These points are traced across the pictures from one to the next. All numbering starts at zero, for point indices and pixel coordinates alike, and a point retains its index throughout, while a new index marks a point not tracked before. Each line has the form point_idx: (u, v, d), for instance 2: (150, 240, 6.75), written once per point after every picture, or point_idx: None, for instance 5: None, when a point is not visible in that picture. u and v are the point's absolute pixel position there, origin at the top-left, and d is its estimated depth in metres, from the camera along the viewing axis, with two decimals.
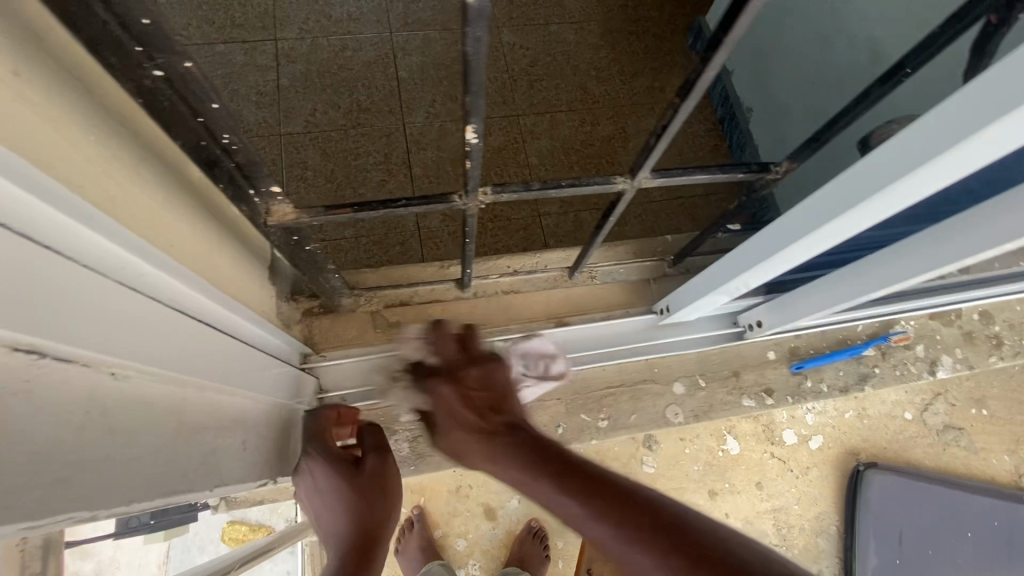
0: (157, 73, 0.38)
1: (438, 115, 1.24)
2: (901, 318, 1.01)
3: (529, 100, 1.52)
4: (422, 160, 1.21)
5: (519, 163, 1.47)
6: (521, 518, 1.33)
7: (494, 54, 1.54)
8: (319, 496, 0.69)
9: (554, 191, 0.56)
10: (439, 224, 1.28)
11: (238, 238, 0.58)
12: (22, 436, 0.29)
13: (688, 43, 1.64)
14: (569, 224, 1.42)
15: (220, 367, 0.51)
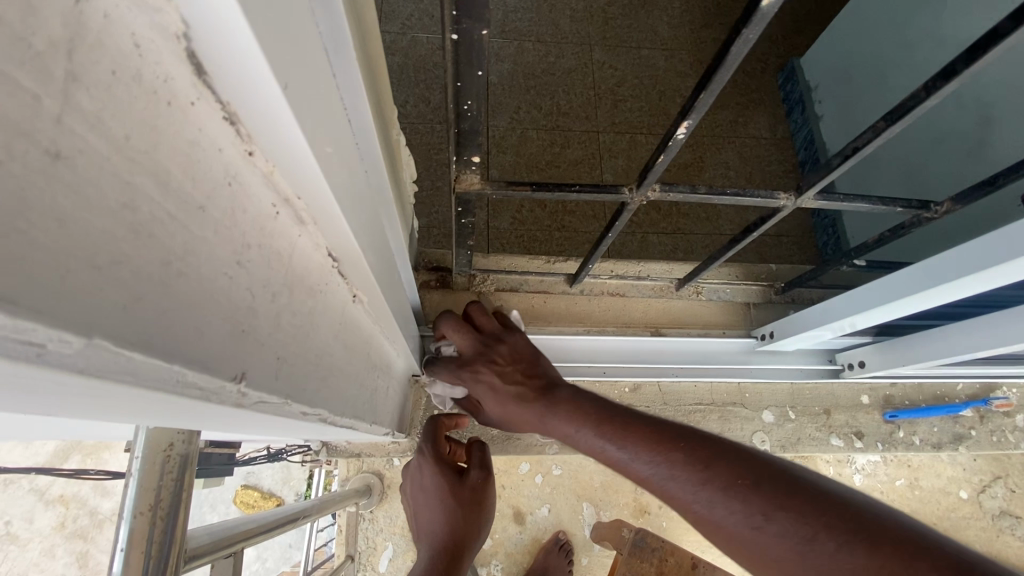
0: (454, 36, 0.37)
1: (519, 121, 1.51)
2: (1005, 383, 1.00)
3: (611, 119, 1.56)
4: (500, 162, 1.46)
5: (592, 177, 1.49)
6: (549, 528, 1.36)
7: (584, 70, 1.59)
8: (422, 499, 0.70)
9: (717, 198, 0.59)
10: (509, 225, 1.38)
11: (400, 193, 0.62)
12: (314, 330, 0.32)
13: (779, 82, 1.65)
14: (635, 244, 1.44)
15: (395, 313, 0.55)
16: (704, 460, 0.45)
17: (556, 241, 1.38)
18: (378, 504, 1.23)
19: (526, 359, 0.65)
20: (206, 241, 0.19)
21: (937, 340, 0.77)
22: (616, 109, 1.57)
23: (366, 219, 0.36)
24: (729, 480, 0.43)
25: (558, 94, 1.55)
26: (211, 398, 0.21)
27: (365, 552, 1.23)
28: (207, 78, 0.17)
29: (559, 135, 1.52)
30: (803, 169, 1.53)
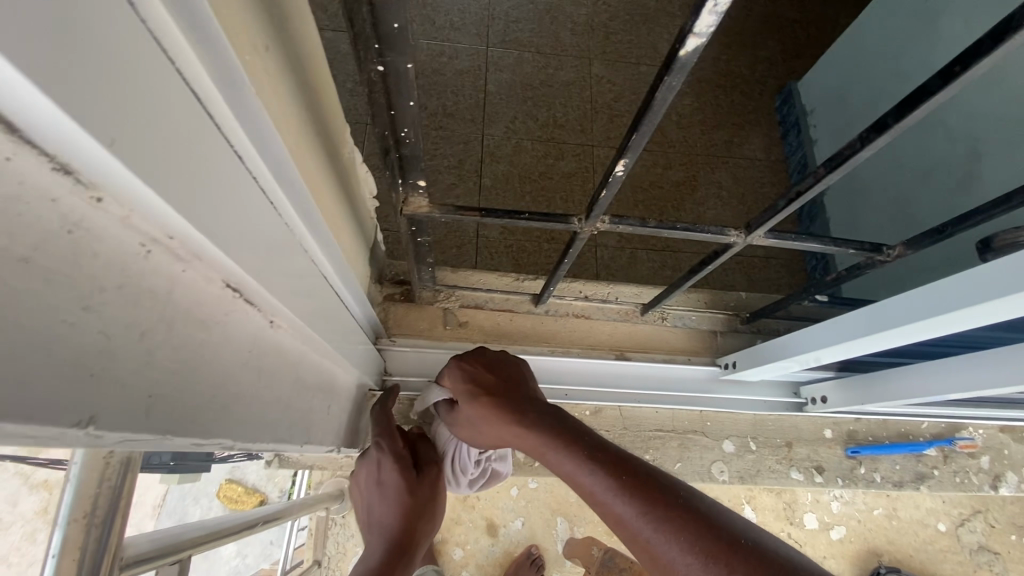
0: (379, 69, 0.37)
1: (516, 132, 1.51)
2: (970, 424, 0.99)
3: (605, 134, 1.55)
4: (493, 172, 1.46)
5: (585, 191, 1.48)
6: (521, 542, 1.35)
7: (579, 84, 1.59)
8: (377, 495, 0.69)
9: (668, 232, 0.58)
10: (499, 236, 1.38)
11: (353, 210, 0.62)
12: (210, 361, 0.32)
13: (775, 105, 1.65)
14: (623, 259, 1.44)
15: (337, 333, 0.55)
16: (669, 502, 0.45)
17: (544, 253, 1.38)
18: (348, 510, 1.22)
19: (516, 379, 0.68)
20: (32, 290, 0.19)
21: (899, 379, 0.77)
22: (613, 123, 1.57)
23: (280, 248, 0.36)
24: (689, 523, 0.43)
25: (555, 106, 1.55)
26: (47, 443, 0.21)
27: (330, 558, 1.22)
28: (21, 132, 0.17)
29: (553, 148, 1.52)
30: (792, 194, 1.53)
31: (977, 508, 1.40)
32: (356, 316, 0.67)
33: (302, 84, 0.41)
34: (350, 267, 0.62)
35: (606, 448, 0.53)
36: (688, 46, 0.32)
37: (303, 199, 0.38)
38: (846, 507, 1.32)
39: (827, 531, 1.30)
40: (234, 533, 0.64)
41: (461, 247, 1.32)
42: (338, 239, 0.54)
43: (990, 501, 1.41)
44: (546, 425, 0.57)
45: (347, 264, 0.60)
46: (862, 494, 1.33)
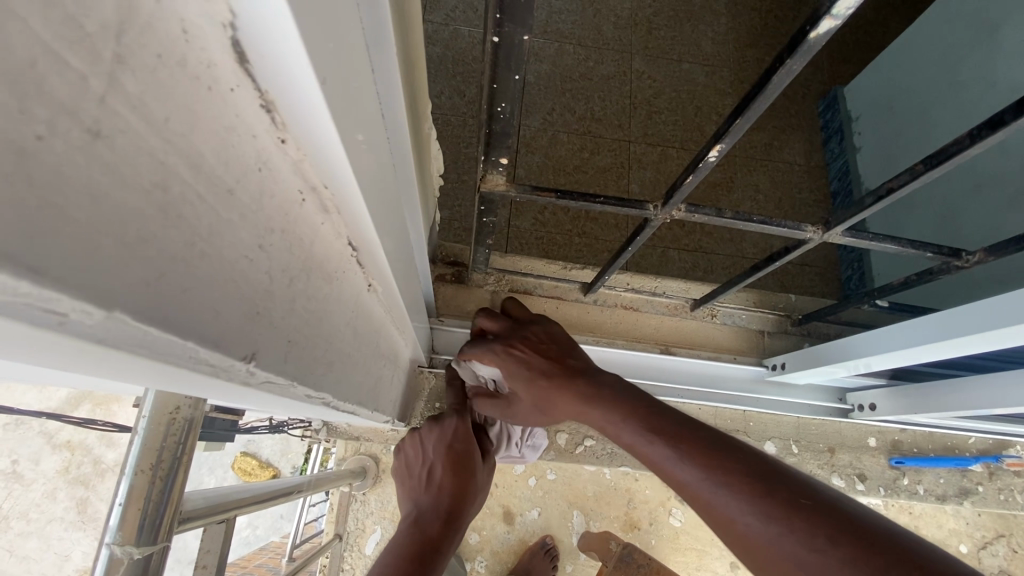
0: (495, 40, 0.37)
1: (552, 123, 1.51)
2: (1019, 442, 0.97)
3: (643, 130, 1.55)
4: (528, 162, 1.47)
5: (618, 187, 1.49)
6: (536, 532, 1.36)
7: (621, 78, 1.57)
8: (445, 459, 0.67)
9: (744, 224, 0.58)
10: (529, 226, 1.38)
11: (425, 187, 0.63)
12: (328, 315, 0.33)
13: (819, 109, 1.62)
14: (654, 258, 1.43)
15: (409, 305, 0.56)
16: (737, 465, 0.43)
17: (575, 246, 1.38)
18: (370, 487, 1.24)
19: (558, 345, 0.63)
20: (232, 224, 0.19)
21: (955, 390, 0.76)
22: (650, 120, 1.56)
23: (390, 215, 0.37)
24: (758, 484, 0.41)
25: (593, 100, 1.54)
26: (220, 375, 0.21)
27: (353, 532, 1.25)
28: (247, 65, 0.17)
29: (589, 141, 1.51)
30: (834, 200, 1.50)
31: (1000, 532, 1.37)
32: (420, 290, 0.68)
33: (413, 55, 0.41)
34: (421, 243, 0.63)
35: (670, 416, 0.49)
36: (820, 28, 0.33)
37: (410, 163, 0.39)
38: None
39: None
40: (272, 501, 0.65)
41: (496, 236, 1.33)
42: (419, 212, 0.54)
43: (1016, 525, 1.38)
44: (601, 393, 0.55)
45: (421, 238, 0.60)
46: (885, 509, 1.31)
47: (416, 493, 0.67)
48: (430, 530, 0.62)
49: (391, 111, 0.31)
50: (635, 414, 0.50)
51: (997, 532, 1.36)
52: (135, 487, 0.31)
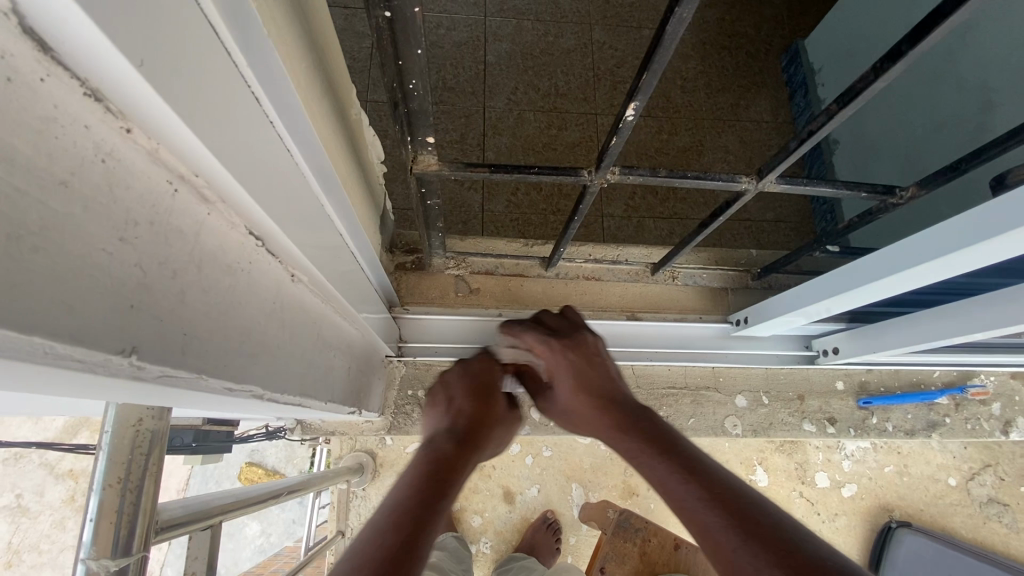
0: (386, 14, 0.37)
1: (517, 103, 1.50)
2: (982, 371, 0.99)
3: (609, 101, 1.53)
4: (496, 144, 1.45)
5: (588, 160, 1.47)
6: (537, 508, 1.39)
7: (582, 51, 1.56)
8: (468, 390, 0.67)
9: (678, 181, 0.58)
10: (504, 208, 1.38)
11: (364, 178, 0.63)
12: (238, 307, 0.33)
13: (781, 64, 1.63)
14: (630, 228, 1.43)
15: (352, 293, 0.56)
16: (759, 525, 0.44)
17: (551, 225, 1.38)
18: (370, 481, 1.26)
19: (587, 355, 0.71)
20: (76, 217, 0.20)
21: (909, 327, 0.77)
22: (615, 91, 1.54)
23: (299, 201, 0.37)
24: (778, 543, 0.42)
25: (556, 76, 1.53)
26: (97, 370, 0.21)
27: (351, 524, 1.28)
28: (53, 53, 0.17)
29: (556, 118, 1.51)
30: (805, 154, 1.56)
31: (987, 462, 1.41)
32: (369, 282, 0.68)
33: (311, 39, 0.41)
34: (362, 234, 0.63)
35: (699, 463, 0.51)
36: None
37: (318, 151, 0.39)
38: (857, 465, 1.36)
39: (839, 489, 1.35)
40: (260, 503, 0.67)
41: (469, 223, 1.34)
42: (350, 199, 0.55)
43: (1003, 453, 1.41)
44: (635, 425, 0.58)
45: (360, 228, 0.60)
46: (874, 451, 1.36)
47: (444, 421, 0.65)
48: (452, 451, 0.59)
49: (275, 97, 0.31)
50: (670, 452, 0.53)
51: (984, 462, 1.39)
52: (105, 501, 0.31)
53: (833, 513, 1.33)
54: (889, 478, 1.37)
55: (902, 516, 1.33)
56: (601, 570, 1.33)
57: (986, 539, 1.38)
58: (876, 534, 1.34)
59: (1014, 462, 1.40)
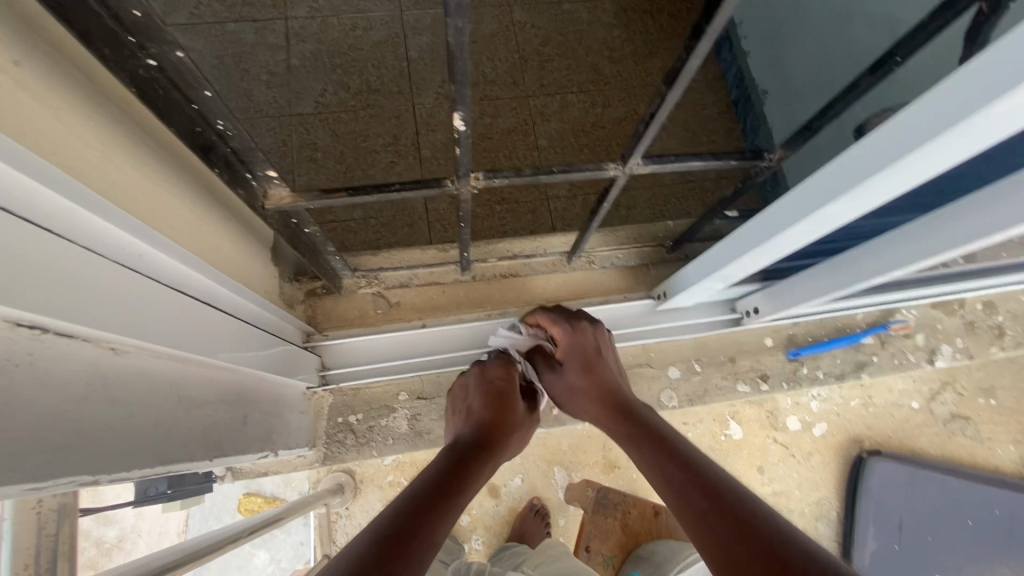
0: (150, 63, 0.38)
1: (445, 96, 1.50)
2: (901, 307, 1.03)
3: (539, 81, 1.51)
4: (432, 141, 1.47)
5: (527, 145, 1.47)
6: (523, 496, 1.40)
7: (505, 34, 1.53)
8: (486, 384, 0.77)
9: (546, 177, 0.58)
10: (447, 207, 1.42)
11: (233, 216, 0.65)
12: (29, 401, 0.34)
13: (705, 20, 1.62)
14: (576, 208, 1.46)
15: (221, 337, 0.58)
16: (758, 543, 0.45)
17: (497, 215, 1.43)
18: (353, 501, 1.24)
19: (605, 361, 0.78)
20: None
21: (813, 279, 0.79)
22: (543, 70, 1.52)
23: (85, 277, 0.38)
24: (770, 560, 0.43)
25: (482, 62, 1.50)
26: None
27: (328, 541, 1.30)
28: None
29: (487, 106, 1.48)
30: (736, 108, 1.54)
31: (946, 380, 1.39)
32: (246, 322, 0.68)
33: (112, 102, 0.44)
34: (234, 274, 0.66)
35: (720, 487, 0.53)
36: None
37: (97, 221, 0.40)
38: (825, 404, 1.33)
39: (809, 430, 1.33)
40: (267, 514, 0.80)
41: (413, 226, 1.37)
42: (206, 243, 0.58)
43: (961, 372, 1.40)
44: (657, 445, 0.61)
45: (225, 270, 0.63)
46: (838, 387, 1.33)
47: (466, 419, 0.73)
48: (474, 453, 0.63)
49: (20, 191, 0.33)
50: (700, 475, 0.55)
51: (944, 381, 1.37)
52: None
53: (805, 453, 1.31)
54: (856, 412, 1.35)
55: (873, 447, 1.31)
56: (586, 549, 1.42)
57: (953, 453, 1.37)
58: (849, 468, 1.33)
59: (975, 378, 1.39)
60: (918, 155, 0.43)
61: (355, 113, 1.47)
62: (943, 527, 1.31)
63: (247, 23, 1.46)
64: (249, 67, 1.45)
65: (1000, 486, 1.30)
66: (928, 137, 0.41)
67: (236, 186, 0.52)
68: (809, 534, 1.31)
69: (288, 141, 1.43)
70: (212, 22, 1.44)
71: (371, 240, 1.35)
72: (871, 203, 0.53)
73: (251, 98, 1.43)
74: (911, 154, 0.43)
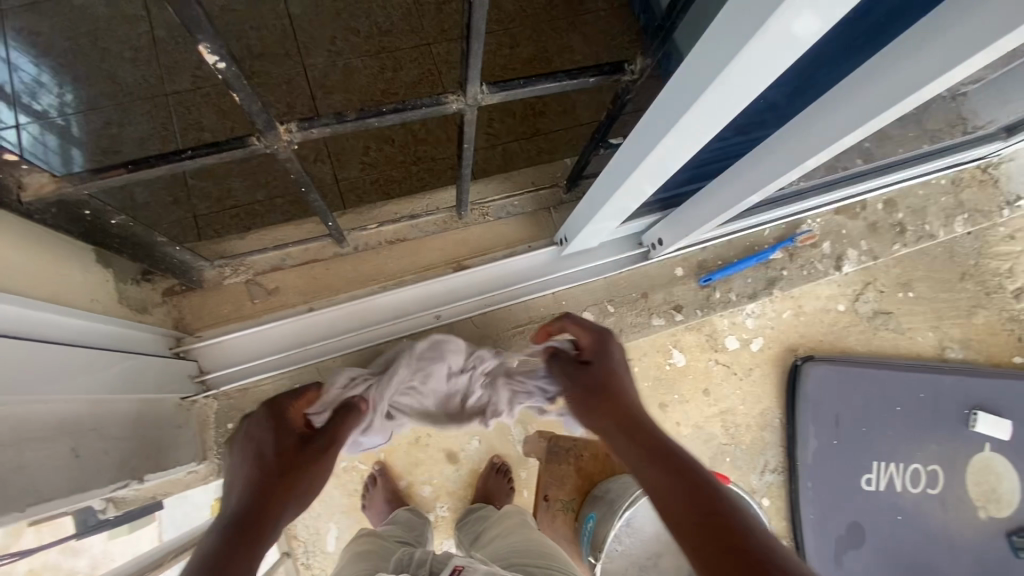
0: None
1: (339, 53, 1.34)
2: (806, 218, 1.03)
3: (438, 26, 1.39)
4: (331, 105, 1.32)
5: None
6: (482, 458, 1.36)
7: None
8: (267, 433, 0.66)
9: (377, 117, 0.54)
10: (360, 173, 1.30)
11: (24, 221, 0.55)
12: None
13: None
14: (497, 158, 1.36)
15: (30, 366, 0.49)
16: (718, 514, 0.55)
17: (415, 177, 1.32)
18: None
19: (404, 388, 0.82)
20: None
21: (709, 200, 0.76)
22: (442, 12, 1.39)
23: None
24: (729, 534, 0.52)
25: (374, 11, 1.37)
26: None
27: (284, 538, 1.24)
28: None
29: (387, 59, 1.36)
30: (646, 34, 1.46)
31: (867, 281, 1.38)
32: (73, 341, 0.59)
33: None
34: (38, 290, 0.56)
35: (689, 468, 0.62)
36: None
37: None
38: (761, 320, 1.33)
39: (749, 344, 1.33)
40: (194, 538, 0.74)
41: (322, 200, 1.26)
42: None
43: (878, 269, 1.38)
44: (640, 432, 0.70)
45: (18, 287, 0.53)
46: (770, 302, 1.32)
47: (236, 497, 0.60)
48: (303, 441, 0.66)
49: None
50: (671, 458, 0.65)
51: (865, 280, 1.36)
52: None
53: (745, 369, 1.32)
54: (790, 325, 1.35)
55: (806, 352, 1.33)
56: (546, 498, 1.38)
57: (880, 348, 1.38)
58: (787, 374, 1.35)
59: (892, 274, 1.38)
60: (751, 47, 0.38)
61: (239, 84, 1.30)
62: (877, 416, 1.35)
63: None
64: (108, 46, 1.25)
65: (920, 371, 1.35)
66: (767, 14, 0.35)
67: None
68: (756, 445, 1.34)
69: (169, 126, 1.26)
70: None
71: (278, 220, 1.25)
72: (732, 106, 0.48)
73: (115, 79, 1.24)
74: (753, 41, 0.37)
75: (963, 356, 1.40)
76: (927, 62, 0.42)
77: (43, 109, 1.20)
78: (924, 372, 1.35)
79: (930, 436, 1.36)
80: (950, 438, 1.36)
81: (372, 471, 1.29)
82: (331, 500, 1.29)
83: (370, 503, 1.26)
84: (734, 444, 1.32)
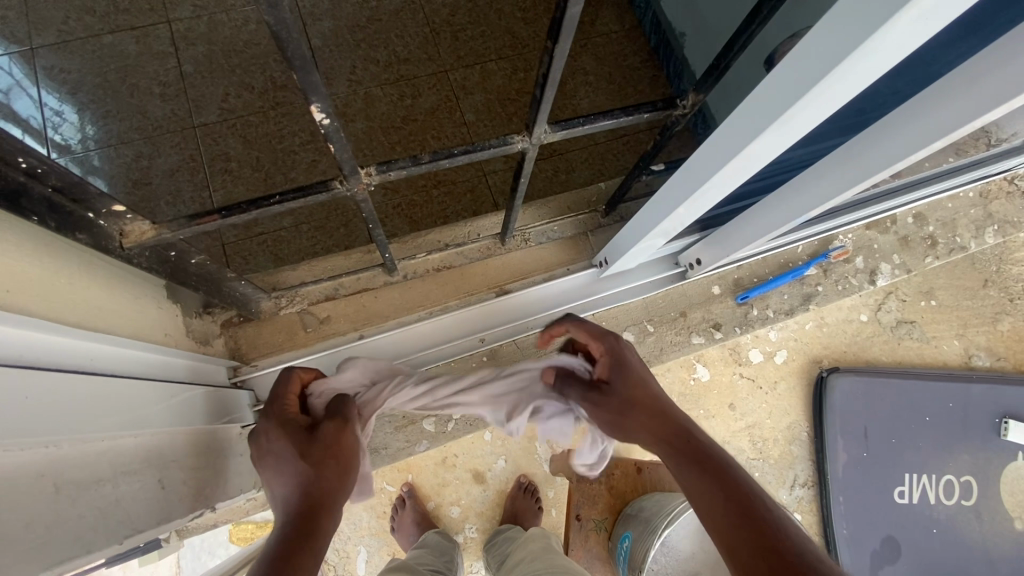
0: None
1: (359, 82, 1.39)
2: (839, 234, 1.01)
3: (454, 53, 1.44)
4: (355, 131, 1.36)
5: (455, 123, 1.40)
6: (509, 477, 1.34)
7: (409, 7, 1.44)
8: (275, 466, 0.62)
9: (448, 158, 0.59)
10: (382, 198, 1.33)
11: (110, 265, 0.60)
12: None
13: None
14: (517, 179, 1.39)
15: (122, 407, 0.52)
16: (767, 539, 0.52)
17: (436, 200, 1.36)
18: None
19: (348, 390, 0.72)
20: None
21: (748, 225, 0.78)
22: (457, 40, 1.45)
23: None
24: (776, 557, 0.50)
25: (393, 41, 1.42)
26: None
27: None
28: None
29: (406, 87, 1.40)
30: (659, 54, 1.50)
31: (889, 290, 1.38)
32: (156, 375, 0.62)
33: None
34: (123, 328, 0.60)
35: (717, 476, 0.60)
36: None
37: None
38: (783, 332, 1.34)
39: (772, 357, 1.34)
40: None
41: (348, 226, 1.30)
42: (71, 301, 0.52)
43: (899, 279, 1.39)
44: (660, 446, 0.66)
45: (108, 327, 0.57)
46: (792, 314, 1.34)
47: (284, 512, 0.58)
48: (342, 426, 0.67)
49: None
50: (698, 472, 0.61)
51: (886, 291, 1.37)
52: None
53: (771, 382, 1.32)
54: (812, 335, 1.35)
55: (832, 363, 1.33)
56: (578, 518, 1.37)
57: (905, 358, 1.37)
58: (811, 388, 1.34)
59: (913, 282, 1.39)
60: (808, 99, 0.41)
61: (264, 115, 1.35)
62: (908, 427, 1.34)
63: (126, 32, 1.32)
64: (138, 81, 1.31)
65: (947, 379, 1.34)
66: (842, 55, 0.36)
67: (76, 229, 0.50)
68: (785, 459, 1.33)
69: (198, 156, 1.31)
70: (86, 38, 1.30)
71: (308, 245, 1.30)
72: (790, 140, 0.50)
73: (146, 113, 1.30)
74: (824, 82, 0.39)
75: (989, 363, 1.39)
76: (988, 90, 0.44)
77: (66, 142, 1.26)
78: (952, 381, 1.34)
79: (963, 445, 1.35)
80: (982, 448, 1.34)
81: (401, 493, 1.28)
82: (361, 524, 1.29)
83: (400, 526, 1.26)
84: (762, 459, 1.31)
